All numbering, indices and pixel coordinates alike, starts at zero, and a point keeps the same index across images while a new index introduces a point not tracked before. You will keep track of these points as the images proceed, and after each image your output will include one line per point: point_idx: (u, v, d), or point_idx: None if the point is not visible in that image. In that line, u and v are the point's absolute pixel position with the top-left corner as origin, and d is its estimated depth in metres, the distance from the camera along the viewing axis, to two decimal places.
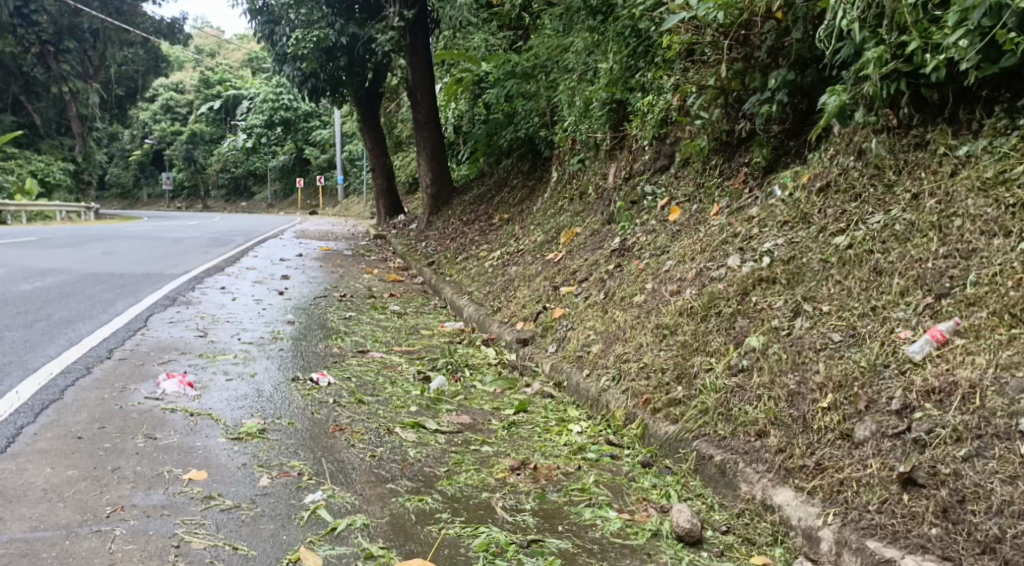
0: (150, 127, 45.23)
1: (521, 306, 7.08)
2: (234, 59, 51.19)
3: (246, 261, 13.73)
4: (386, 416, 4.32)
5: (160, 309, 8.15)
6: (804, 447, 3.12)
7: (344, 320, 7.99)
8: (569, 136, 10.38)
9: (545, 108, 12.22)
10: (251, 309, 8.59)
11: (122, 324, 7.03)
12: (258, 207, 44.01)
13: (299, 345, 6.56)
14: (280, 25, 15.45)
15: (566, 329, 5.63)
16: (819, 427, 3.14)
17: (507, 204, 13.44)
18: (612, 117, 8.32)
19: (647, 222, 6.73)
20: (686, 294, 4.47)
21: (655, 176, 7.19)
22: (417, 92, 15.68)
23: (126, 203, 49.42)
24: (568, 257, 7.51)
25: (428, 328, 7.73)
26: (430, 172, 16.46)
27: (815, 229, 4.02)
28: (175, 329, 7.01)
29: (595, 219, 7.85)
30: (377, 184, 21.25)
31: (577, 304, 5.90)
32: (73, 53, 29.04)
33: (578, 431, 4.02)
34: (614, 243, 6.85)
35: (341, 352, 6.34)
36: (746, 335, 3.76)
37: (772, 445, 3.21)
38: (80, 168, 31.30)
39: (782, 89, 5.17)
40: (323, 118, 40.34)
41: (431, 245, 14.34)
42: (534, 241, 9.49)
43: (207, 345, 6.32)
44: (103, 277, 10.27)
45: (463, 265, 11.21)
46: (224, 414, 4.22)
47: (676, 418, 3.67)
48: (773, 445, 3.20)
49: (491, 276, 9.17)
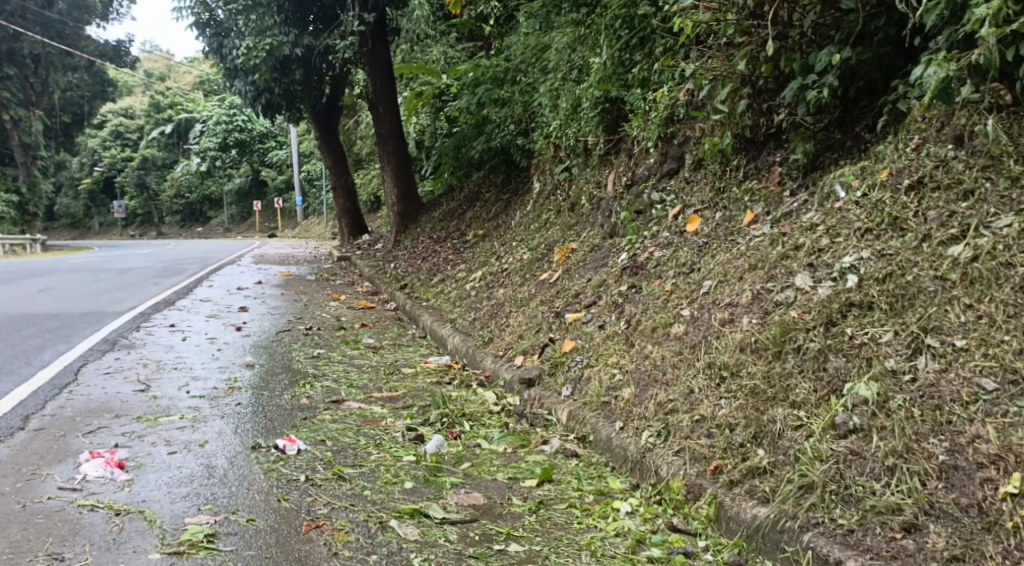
0: (98, 154, 43.74)
1: (517, 336, 6.21)
2: (185, 82, 49.89)
3: (200, 292, 12.65)
4: (376, 497, 3.38)
5: (97, 356, 7.11)
6: (997, 558, 2.37)
7: (312, 360, 6.98)
8: (551, 143, 9.74)
9: (520, 115, 11.37)
10: (204, 350, 7.56)
11: (45, 379, 5.98)
12: (214, 232, 42.71)
13: (260, 397, 5.55)
14: (229, 37, 14.48)
15: (582, 367, 4.73)
16: (1013, 525, 2.40)
17: (482, 219, 12.60)
18: (605, 118, 7.48)
19: (659, 234, 5.92)
20: (743, 325, 3.60)
21: (663, 182, 6.34)
22: (378, 104, 14.76)
23: (77, 233, 47.80)
24: (566, 278, 6.67)
25: (410, 364, 6.79)
26: (396, 188, 15.49)
27: (914, 237, 3.29)
28: (111, 383, 5.98)
29: (593, 234, 7.00)
30: (338, 203, 20.19)
31: (590, 334, 5.03)
32: (15, 80, 27.91)
33: (628, 512, 3.17)
34: (622, 261, 6.00)
35: (310, 403, 5.35)
36: (847, 381, 3.01)
37: (938, 551, 2.46)
38: (23, 200, 30.05)
39: (832, 72, 4.33)
40: (280, 138, 39.28)
41: (401, 265, 13.40)
42: (521, 259, 8.62)
43: (149, 403, 5.31)
44: (34, 319, 9.18)
45: (440, 287, 10.31)
46: (159, 511, 3.26)
47: (766, 496, 2.87)
48: (941, 550, 2.45)
49: (474, 301, 8.27)
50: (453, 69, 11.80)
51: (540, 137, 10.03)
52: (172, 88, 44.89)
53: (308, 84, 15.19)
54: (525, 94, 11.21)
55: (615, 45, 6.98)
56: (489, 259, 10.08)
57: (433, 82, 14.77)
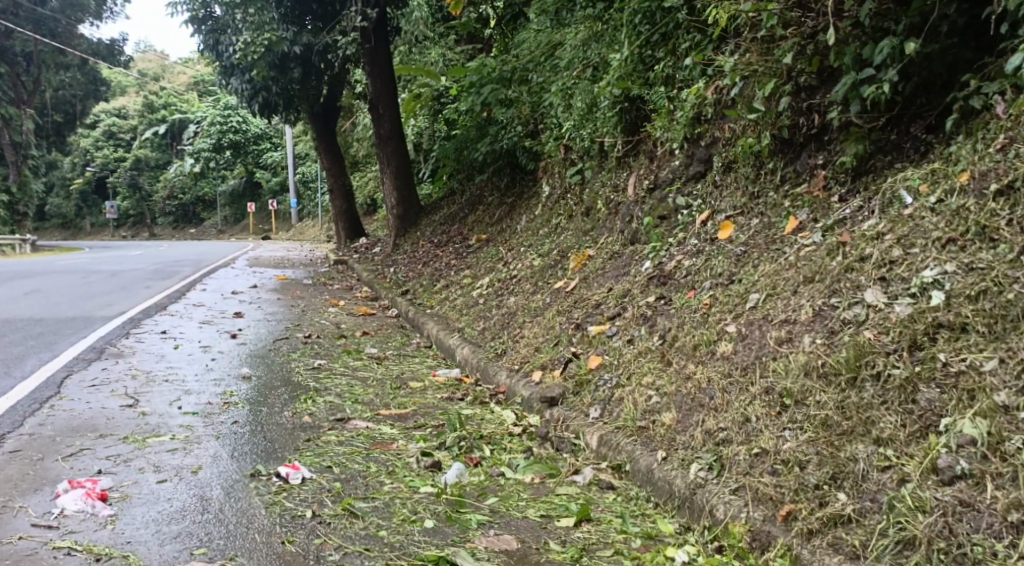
0: (91, 154, 43.24)
1: (534, 350, 5.83)
2: (180, 82, 49.33)
3: (193, 296, 12.21)
4: (396, 543, 3.02)
5: (82, 366, 6.71)
6: None
7: (313, 372, 6.59)
8: (561, 144, 9.38)
9: (527, 116, 10.99)
10: (197, 359, 7.15)
11: (25, 394, 5.59)
12: (207, 234, 42.24)
13: (257, 415, 5.14)
14: (226, 34, 14.10)
15: (611, 386, 4.34)
16: None
17: (485, 224, 12.24)
18: (624, 118, 7.12)
19: (687, 241, 5.55)
20: (805, 345, 3.28)
21: (689, 186, 5.96)
22: (378, 104, 14.39)
23: (68, 233, 47.28)
24: (584, 287, 6.30)
25: (417, 377, 6.40)
26: (396, 191, 15.10)
27: (1006, 250, 3.00)
28: (97, 397, 5.60)
29: (612, 241, 6.63)
30: (335, 206, 19.78)
31: (617, 350, 4.64)
32: (7, 78, 27.41)
33: (684, 563, 2.88)
34: (647, 270, 5.62)
35: (313, 422, 4.96)
36: (944, 415, 2.74)
37: None
38: (13, 200, 29.54)
39: (891, 66, 3.94)
40: (276, 140, 38.88)
41: (401, 270, 13.00)
42: (531, 266, 8.26)
43: (137, 421, 4.93)
44: (17, 325, 8.75)
45: (444, 293, 9.92)
46: (147, 557, 2.94)
47: (856, 553, 2.60)
48: None
49: (483, 311, 7.89)
50: (451, 71, 11.28)
51: (550, 138, 9.68)
52: (166, 88, 44.43)
53: (306, 83, 14.78)
54: (534, 94, 10.85)
55: (636, 41, 6.58)
56: (494, 265, 9.71)
57: (432, 84, 14.30)
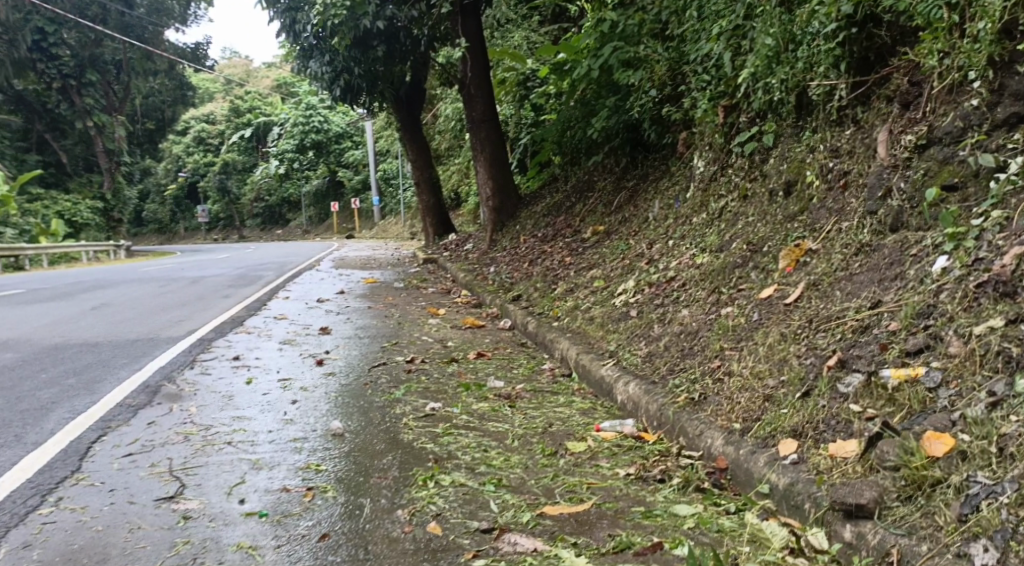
0: (181, 160, 42.94)
1: (763, 399, 3.84)
2: (266, 86, 48.77)
3: (274, 307, 10.53)
4: None
5: (124, 420, 4.92)
6: None
7: (426, 425, 4.68)
8: (721, 106, 7.36)
9: (661, 77, 8.78)
10: (273, 403, 5.32)
11: (25, 479, 3.83)
12: (292, 234, 41.48)
13: (354, 521, 3.28)
14: (303, 9, 12.39)
15: (1003, 502, 2.49)
16: None
17: (602, 212, 10.27)
18: (849, 52, 5.13)
19: (1015, 223, 3.52)
20: None
21: (998, 137, 3.90)
22: (470, 83, 12.58)
23: (159, 237, 47.16)
24: (824, 299, 4.28)
25: (572, 434, 4.47)
26: (493, 178, 13.19)
27: None
28: (129, 479, 3.81)
29: (851, 228, 4.59)
30: (422, 199, 17.96)
31: (979, 421, 2.76)
32: (98, 86, 26.60)
33: None
34: (951, 274, 3.58)
35: (447, 540, 3.09)
36: None
37: None
38: (108, 207, 28.91)
39: None
40: (357, 138, 37.83)
41: (504, 269, 11.12)
42: (699, 266, 6.26)
43: (173, 538, 3.18)
44: (62, 354, 7.18)
45: (568, 300, 7.97)
46: None
47: None
48: None
49: (642, 327, 5.88)
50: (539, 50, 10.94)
51: (700, 101, 7.67)
52: (250, 90, 43.88)
53: (392, 64, 12.95)
54: (671, 50, 8.78)
55: None
56: (633, 262, 7.74)
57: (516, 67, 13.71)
